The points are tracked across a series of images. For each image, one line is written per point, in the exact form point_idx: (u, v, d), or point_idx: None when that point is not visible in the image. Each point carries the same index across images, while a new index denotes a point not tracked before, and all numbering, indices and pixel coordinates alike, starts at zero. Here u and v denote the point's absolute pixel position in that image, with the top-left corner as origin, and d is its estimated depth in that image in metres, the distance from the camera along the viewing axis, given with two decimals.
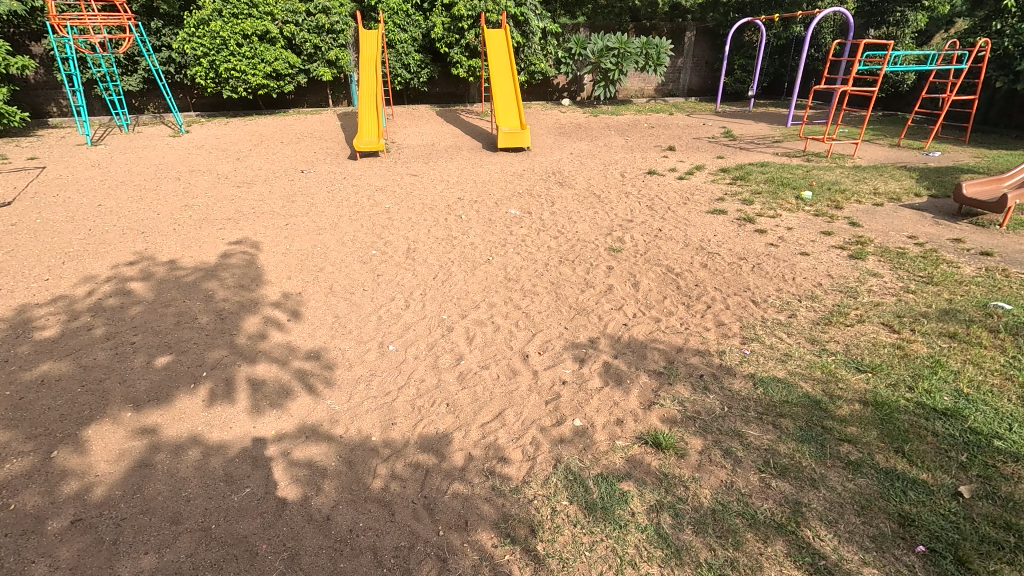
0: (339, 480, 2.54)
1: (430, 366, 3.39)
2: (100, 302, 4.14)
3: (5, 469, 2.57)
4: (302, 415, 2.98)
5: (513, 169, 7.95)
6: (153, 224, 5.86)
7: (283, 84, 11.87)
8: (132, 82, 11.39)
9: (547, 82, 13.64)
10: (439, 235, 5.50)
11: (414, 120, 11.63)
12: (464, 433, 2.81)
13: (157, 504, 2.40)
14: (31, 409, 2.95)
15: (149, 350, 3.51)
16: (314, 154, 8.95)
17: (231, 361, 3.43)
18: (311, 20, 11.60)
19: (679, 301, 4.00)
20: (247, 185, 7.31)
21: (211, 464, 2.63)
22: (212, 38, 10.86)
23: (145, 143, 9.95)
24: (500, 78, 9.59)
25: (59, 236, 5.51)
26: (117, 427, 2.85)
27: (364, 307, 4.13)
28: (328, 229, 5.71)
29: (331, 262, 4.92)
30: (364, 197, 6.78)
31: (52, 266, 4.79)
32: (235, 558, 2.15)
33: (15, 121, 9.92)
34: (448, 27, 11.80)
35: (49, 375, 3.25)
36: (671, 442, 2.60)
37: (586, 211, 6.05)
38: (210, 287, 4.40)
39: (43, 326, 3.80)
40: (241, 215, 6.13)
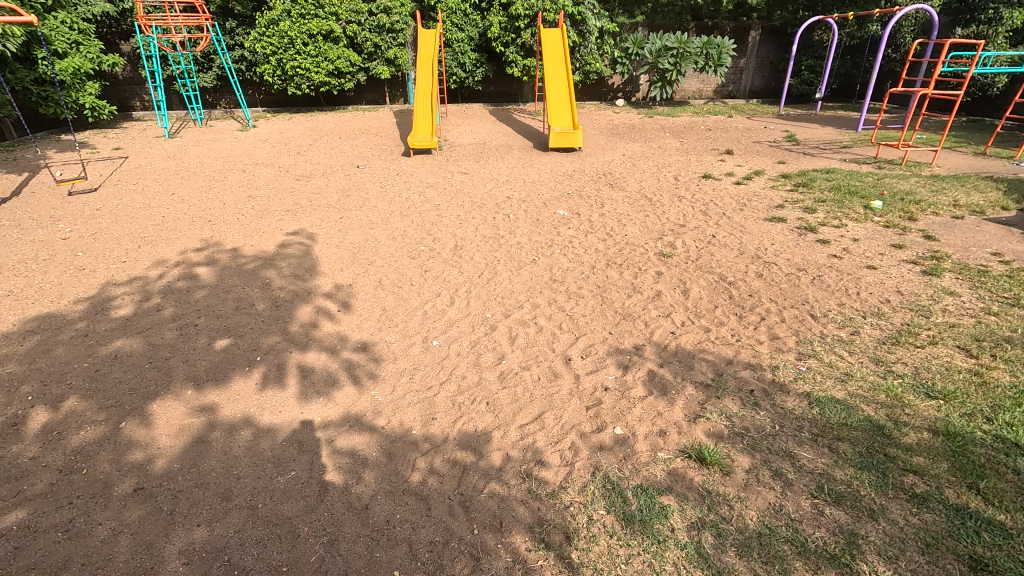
0: (379, 471, 2.59)
1: (472, 363, 3.41)
2: (170, 285, 4.42)
3: (81, 435, 2.78)
4: (347, 404, 3.07)
5: (563, 170, 7.89)
6: (219, 213, 6.20)
7: (344, 82, 12.30)
8: (206, 79, 12.11)
9: (601, 82, 13.45)
10: (486, 233, 5.53)
11: (467, 118, 11.75)
12: (503, 433, 2.81)
13: (211, 480, 2.53)
14: (106, 381, 3.19)
15: (210, 332, 3.72)
16: (369, 150, 9.21)
17: (284, 348, 3.58)
18: (372, 19, 11.93)
19: (731, 312, 3.84)
20: (306, 178, 7.61)
21: (261, 445, 2.75)
22: (281, 37, 11.40)
23: (215, 136, 10.55)
24: (555, 77, 9.54)
25: (137, 221, 5.93)
26: (178, 404, 3.03)
27: (411, 301, 4.21)
28: (380, 224, 5.85)
29: (381, 256, 5.05)
30: (416, 193, 6.92)
31: (129, 249, 5.17)
32: (279, 538, 2.24)
33: (104, 114, 10.75)
34: (504, 27, 11.86)
35: (121, 350, 3.50)
36: (716, 458, 2.50)
37: (636, 214, 5.92)
38: (268, 275, 4.61)
39: (120, 305, 4.09)
40: (299, 207, 6.39)
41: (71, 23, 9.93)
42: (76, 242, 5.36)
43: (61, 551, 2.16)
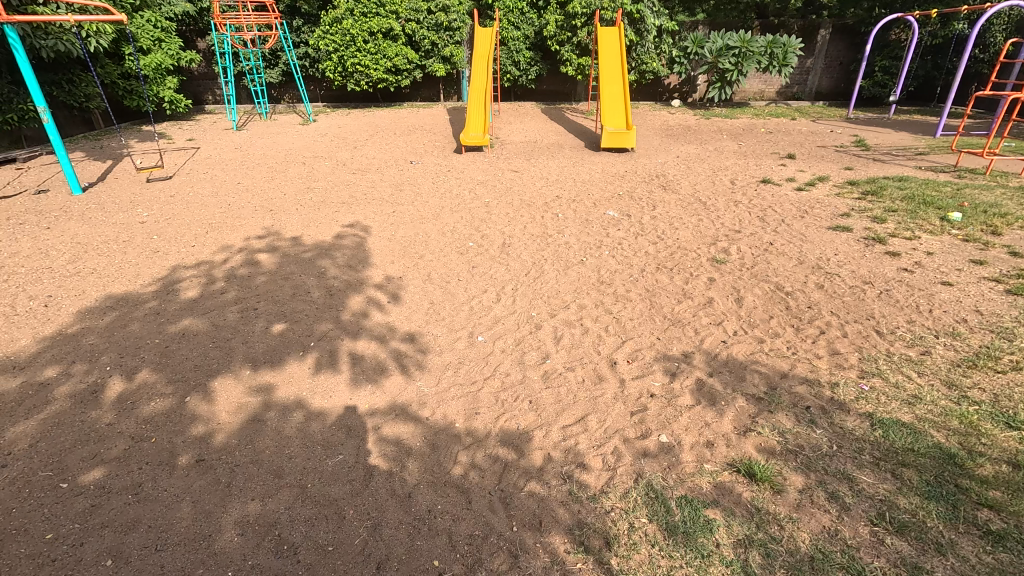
0: (423, 461, 2.64)
1: (517, 361, 3.42)
2: (234, 270, 4.66)
3: (151, 405, 2.99)
4: (394, 393, 3.14)
5: (614, 170, 7.78)
6: (280, 203, 6.49)
7: (401, 78, 12.58)
8: (273, 75, 12.70)
9: (657, 82, 13.22)
10: (535, 232, 5.53)
11: (519, 116, 11.79)
12: (545, 432, 2.80)
13: (265, 457, 2.65)
14: (174, 357, 3.41)
15: (269, 316, 3.90)
16: (422, 146, 9.40)
17: (336, 335, 3.70)
18: (431, 18, 12.16)
19: (788, 323, 3.68)
20: (361, 172, 7.84)
21: (311, 428, 2.86)
22: (343, 35, 11.78)
23: (279, 129, 11.05)
24: (610, 77, 9.38)
25: (206, 208, 6.29)
26: (238, 383, 3.19)
27: (458, 296, 4.26)
28: (431, 219, 5.96)
29: (430, 251, 5.14)
30: (466, 189, 7.00)
31: (198, 234, 5.49)
32: (326, 518, 2.32)
33: (181, 107, 11.46)
34: (561, 25, 11.81)
35: (188, 329, 3.72)
36: (767, 475, 2.40)
37: (690, 218, 5.76)
38: (324, 264, 4.78)
39: (188, 287, 4.35)
40: (354, 200, 6.59)
41: (155, 22, 10.70)
42: (152, 226, 5.75)
43: (131, 513, 2.33)
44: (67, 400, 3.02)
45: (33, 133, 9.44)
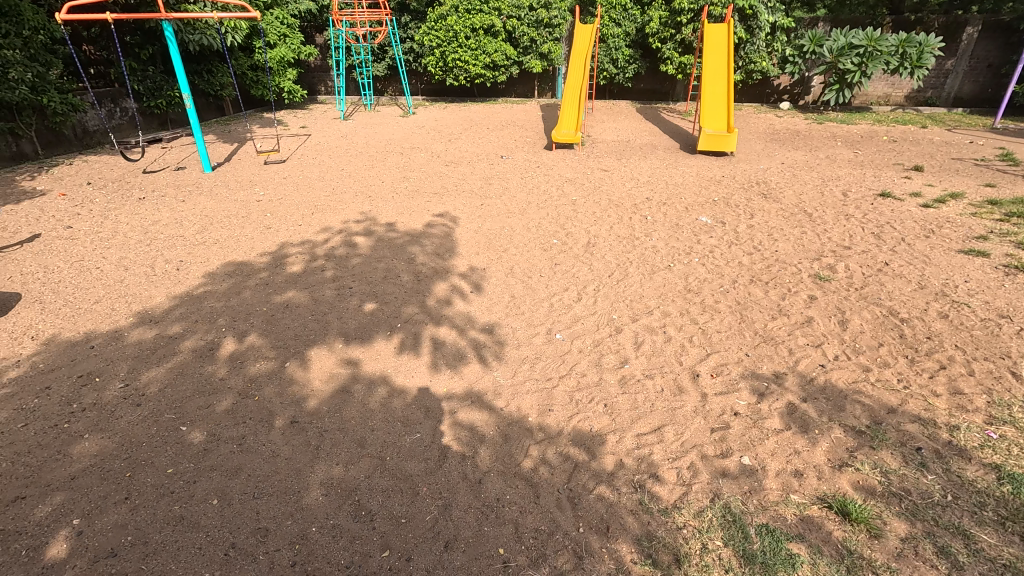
0: (494, 450, 2.69)
1: (594, 362, 3.38)
2: (333, 250, 5.01)
3: (257, 366, 3.30)
4: (471, 380, 3.23)
5: (710, 174, 7.41)
6: (378, 190, 6.87)
7: (498, 74, 12.79)
8: (380, 69, 13.45)
9: (765, 82, 12.40)
10: (621, 233, 5.42)
11: (612, 115, 11.58)
12: (618, 438, 2.75)
13: (350, 426, 2.84)
14: (279, 325, 3.74)
15: (362, 295, 4.15)
16: (513, 142, 9.52)
17: (420, 319, 3.87)
18: (532, 14, 12.15)
19: (900, 353, 3.32)
20: (454, 164, 8.09)
21: (393, 404, 3.02)
22: (447, 32, 12.21)
23: (381, 120, 11.68)
24: (714, 76, 8.90)
25: (313, 191, 6.81)
26: (330, 354, 3.43)
27: (539, 292, 4.28)
28: (517, 214, 6.02)
29: (515, 245, 5.19)
30: (554, 186, 7.00)
31: (305, 214, 5.96)
32: (401, 491, 2.44)
33: (297, 97, 12.48)
34: (664, 22, 11.40)
35: (291, 301, 4.06)
36: (864, 516, 2.19)
37: (791, 229, 5.36)
38: (414, 251, 5.00)
39: (293, 262, 4.74)
40: (445, 191, 6.82)
41: (282, 18, 11.67)
42: (267, 204, 6.32)
43: (235, 461, 2.59)
44: (189, 354, 3.42)
45: (176, 117, 10.71)
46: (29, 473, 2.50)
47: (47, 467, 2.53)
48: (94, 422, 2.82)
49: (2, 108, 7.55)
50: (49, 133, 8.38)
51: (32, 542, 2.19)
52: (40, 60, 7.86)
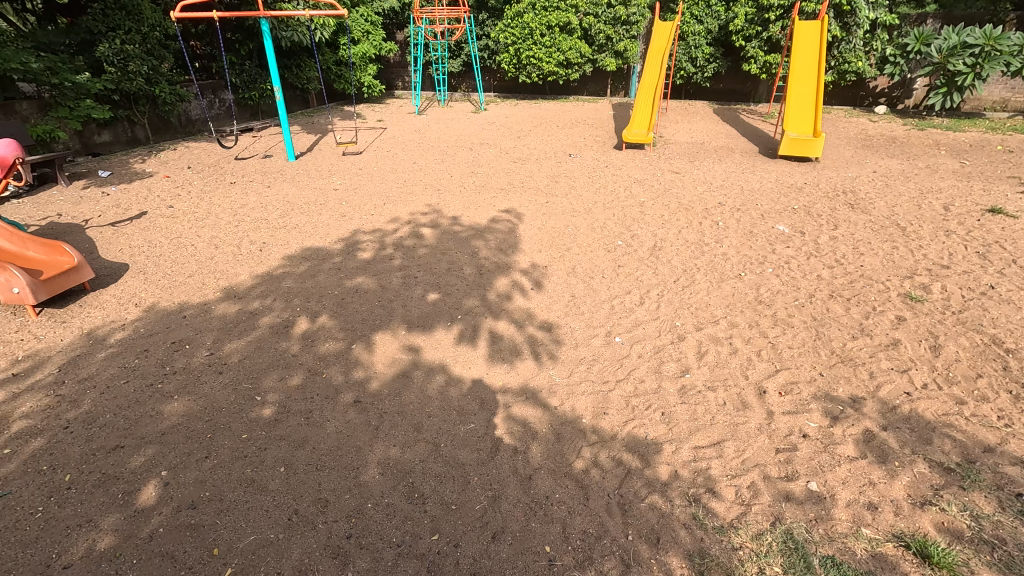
0: (546, 448, 2.69)
1: (653, 369, 3.29)
2: (401, 240, 5.19)
3: (327, 345, 3.49)
4: (527, 376, 3.24)
5: (790, 181, 7.00)
6: (446, 184, 7.04)
7: (571, 72, 12.70)
8: (455, 65, 13.75)
9: (860, 83, 11.51)
10: (689, 238, 5.23)
11: (687, 116, 11.18)
12: (675, 448, 2.67)
13: (408, 410, 2.94)
14: (348, 308, 3.93)
15: (426, 285, 4.27)
16: (583, 140, 9.43)
17: (480, 312, 3.93)
18: (610, 11, 11.92)
19: (1001, 387, 2.98)
20: (522, 161, 8.13)
21: (450, 393, 3.09)
22: (523, 29, 12.30)
23: (453, 116, 11.94)
24: (802, 76, 8.35)
25: (385, 182, 7.08)
26: (393, 340, 3.56)
27: (600, 293, 4.22)
28: (582, 213, 5.96)
29: (578, 244, 5.15)
30: (622, 187, 6.87)
31: (377, 205, 6.20)
32: (453, 478, 2.50)
33: (375, 91, 12.99)
34: (751, 19, 10.82)
35: (361, 286, 4.25)
36: (946, 561, 2.00)
37: (880, 244, 4.96)
38: (477, 245, 5.08)
39: (364, 249, 4.95)
40: (511, 187, 6.87)
41: (367, 16, 12.19)
42: (343, 193, 6.65)
43: (302, 433, 2.75)
44: (267, 329, 3.66)
45: (266, 108, 11.47)
46: (128, 425, 2.78)
47: (142, 422, 2.81)
48: (182, 385, 3.09)
49: (122, 97, 8.43)
50: (159, 120, 9.23)
51: (127, 487, 2.43)
52: (154, 55, 8.69)
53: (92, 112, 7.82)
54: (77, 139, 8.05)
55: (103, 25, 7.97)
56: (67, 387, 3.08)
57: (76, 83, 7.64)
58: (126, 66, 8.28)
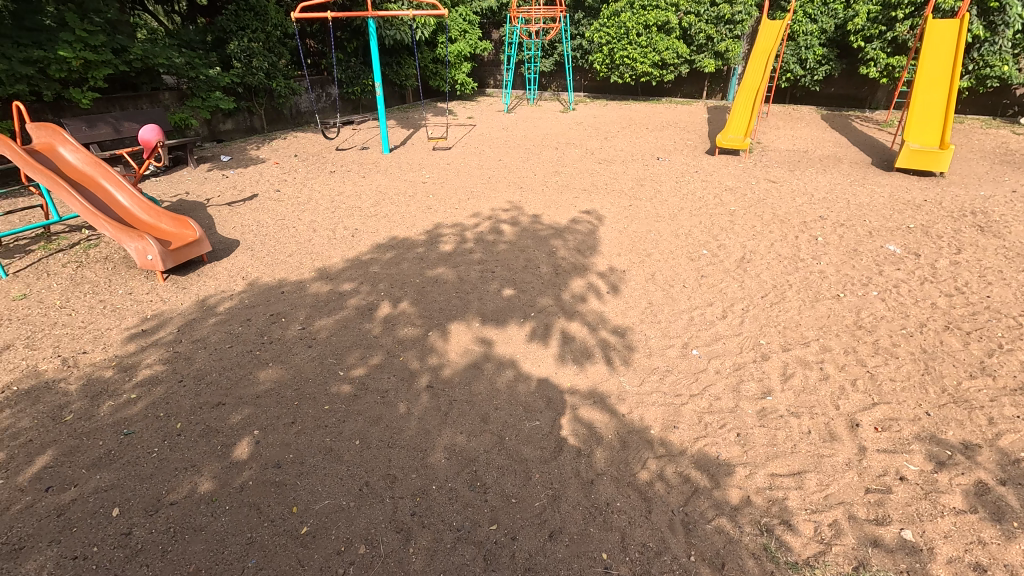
0: (611, 454, 2.64)
1: (731, 387, 3.12)
2: (481, 234, 5.32)
3: (405, 330, 3.66)
4: (596, 380, 3.20)
5: (905, 196, 6.32)
6: (530, 182, 7.10)
7: (666, 73, 12.32)
8: (547, 65, 13.85)
9: (1003, 90, 10.13)
10: (782, 252, 4.89)
11: (790, 121, 10.45)
12: (749, 472, 2.52)
13: (477, 400, 3.01)
14: (427, 296, 4.09)
15: (501, 281, 4.34)
16: (673, 143, 9.10)
17: (554, 311, 3.93)
18: (713, 10, 11.36)
19: None
20: (607, 163, 8.00)
21: (518, 388, 3.12)
22: (618, 29, 12.17)
23: (541, 114, 12.01)
24: (932, 81, 7.47)
25: (471, 178, 7.29)
26: (467, 331, 3.66)
27: (680, 302, 4.07)
28: (667, 219, 5.77)
29: (660, 251, 4.99)
30: (712, 194, 6.55)
31: (462, 199, 6.39)
32: (515, 472, 2.53)
33: (467, 89, 13.40)
34: (874, 17, 9.85)
35: (440, 277, 4.40)
36: None
37: (1015, 274, 4.35)
38: (556, 244, 5.08)
39: (446, 241, 5.13)
40: (595, 189, 6.80)
41: (465, 16, 12.72)
42: (430, 186, 6.91)
43: (377, 410, 2.91)
44: (352, 310, 3.91)
45: (367, 103, 12.19)
46: (230, 385, 3.09)
47: (241, 384, 3.11)
48: (277, 354, 3.39)
49: (244, 90, 9.33)
50: (274, 112, 10.10)
51: (226, 440, 2.70)
52: (275, 52, 9.53)
53: (220, 103, 8.67)
54: (205, 127, 9.00)
55: (235, 24, 8.90)
56: (183, 346, 3.48)
57: (208, 77, 8.57)
58: (250, 62, 9.13)
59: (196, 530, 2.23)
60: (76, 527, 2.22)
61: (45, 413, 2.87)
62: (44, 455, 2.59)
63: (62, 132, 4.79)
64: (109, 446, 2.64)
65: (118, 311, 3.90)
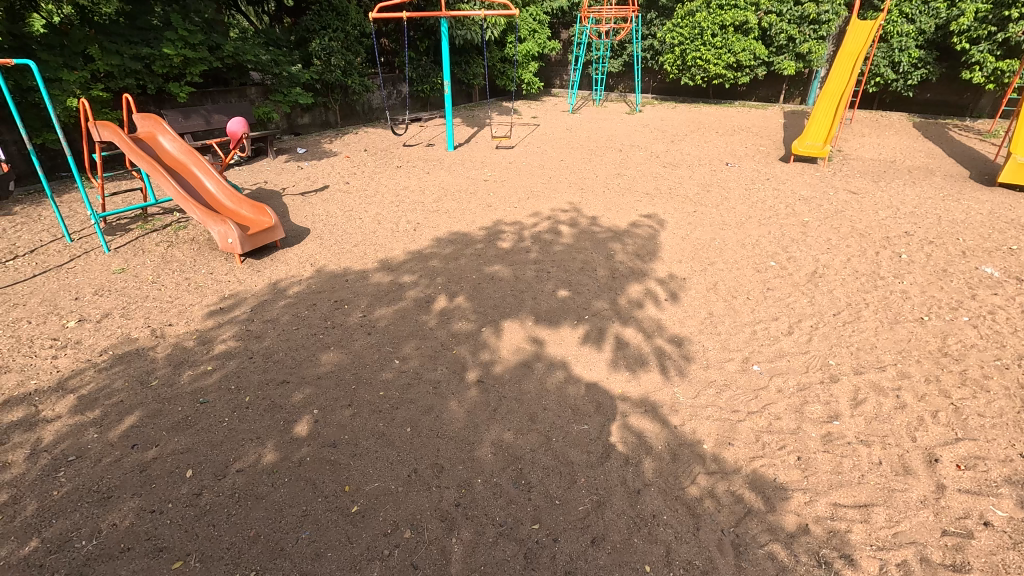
0: (660, 466, 2.58)
1: (794, 408, 2.96)
2: (539, 234, 5.32)
3: (460, 324, 3.73)
4: (648, 389, 3.13)
5: (1008, 214, 5.72)
6: (591, 183, 7.03)
7: (740, 75, 11.82)
8: (615, 65, 13.68)
9: None
10: (859, 268, 4.57)
11: (877, 129, 9.74)
12: (809, 499, 2.38)
13: (526, 399, 3.02)
14: (482, 293, 4.15)
15: (557, 282, 4.33)
16: (744, 149, 8.72)
17: (609, 316, 3.88)
18: (796, 9, 10.77)
19: None
20: (672, 166, 7.79)
21: (568, 390, 3.11)
22: (693, 29, 11.80)
23: (606, 116, 11.85)
24: None
25: (532, 177, 7.31)
26: (520, 330, 3.68)
27: (742, 315, 3.90)
28: (733, 227, 5.54)
29: (724, 260, 4.81)
30: (784, 203, 6.22)
31: (522, 198, 6.42)
32: (561, 475, 2.52)
33: (534, 88, 13.44)
34: (982, 17, 9.00)
35: (496, 274, 4.45)
36: None
37: None
38: (614, 248, 5.01)
39: (504, 239, 5.18)
40: (658, 193, 6.63)
41: (535, 16, 12.79)
42: (491, 184, 7.00)
43: (429, 400, 2.99)
44: (410, 302, 4.02)
45: (435, 101, 12.51)
46: (295, 365, 3.28)
47: (305, 365, 3.28)
48: (338, 338, 3.55)
49: (322, 86, 9.82)
50: (348, 108, 10.57)
51: (288, 417, 2.86)
52: (352, 50, 9.98)
53: (299, 99, 9.15)
54: (285, 121, 9.54)
55: (318, 24, 9.43)
56: (255, 325, 3.72)
57: (291, 73, 9.10)
58: (329, 60, 9.61)
59: (257, 498, 2.38)
60: (155, 483, 2.43)
61: (135, 377, 3.17)
62: (132, 415, 2.85)
63: (162, 123, 5.25)
64: (187, 412, 2.88)
65: (200, 289, 4.22)
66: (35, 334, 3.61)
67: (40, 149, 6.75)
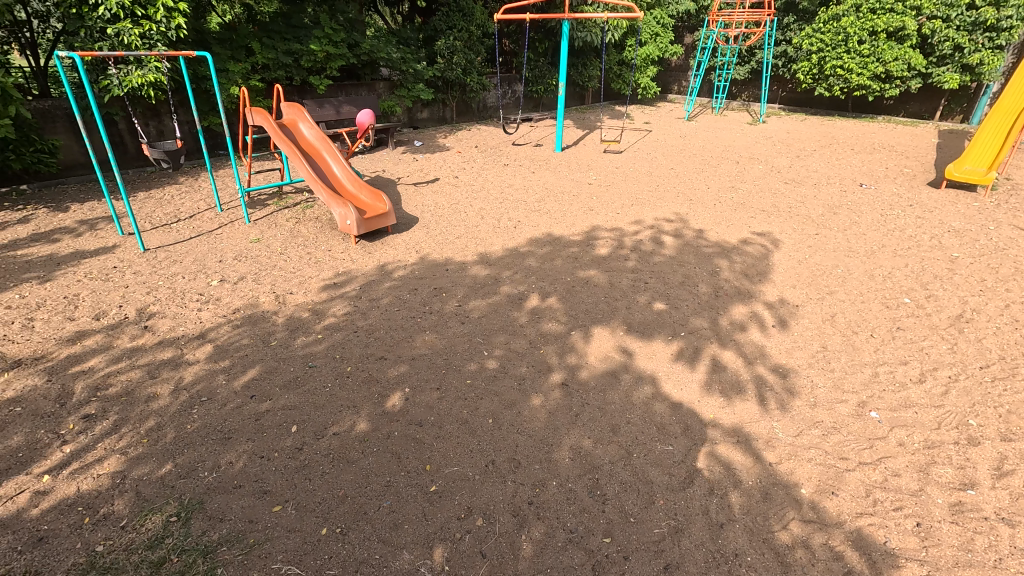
0: (748, 503, 2.40)
1: (918, 467, 2.60)
2: (640, 243, 5.17)
3: (550, 325, 3.74)
4: (743, 418, 2.92)
5: None
6: (700, 195, 6.69)
7: (889, 87, 10.60)
8: (741, 72, 12.95)
9: None
10: (1020, 318, 3.90)
11: None
12: (925, 572, 2.09)
13: (610, 409, 2.96)
14: (576, 296, 4.12)
15: (653, 294, 4.18)
16: (884, 170, 7.81)
17: (706, 335, 3.67)
18: (969, 14, 9.44)
19: None
20: (795, 183, 7.18)
21: (654, 407, 2.99)
22: (836, 34, 10.76)
23: (726, 125, 11.21)
24: None
25: (638, 184, 7.13)
26: (610, 337, 3.62)
27: (862, 353, 3.50)
28: (860, 255, 4.99)
29: (846, 290, 4.35)
30: (928, 234, 5.48)
31: (625, 204, 6.28)
32: (638, 492, 2.44)
33: (650, 94, 13.13)
34: None
35: (592, 279, 4.40)
36: None
37: None
38: (720, 264, 4.73)
39: (603, 245, 5.09)
40: (775, 211, 6.14)
41: (660, 19, 12.45)
42: (595, 188, 6.93)
43: (511, 396, 3.03)
44: (504, 297, 4.10)
45: (547, 102, 12.62)
46: (391, 343, 3.49)
47: (401, 345, 3.48)
48: (433, 324, 3.72)
49: (444, 84, 10.32)
50: (464, 105, 11.01)
51: (381, 391, 3.06)
52: (473, 49, 10.39)
53: (421, 94, 9.73)
54: (407, 114, 10.15)
55: (445, 24, 9.94)
56: (362, 302, 4.01)
57: (416, 71, 9.67)
58: (451, 58, 10.10)
59: (348, 462, 2.57)
60: (265, 432, 2.72)
61: (259, 336, 3.57)
62: (253, 369, 3.21)
63: (303, 112, 5.84)
64: (298, 372, 3.19)
65: (319, 264, 4.64)
66: (186, 288, 4.19)
67: (206, 130, 7.82)
